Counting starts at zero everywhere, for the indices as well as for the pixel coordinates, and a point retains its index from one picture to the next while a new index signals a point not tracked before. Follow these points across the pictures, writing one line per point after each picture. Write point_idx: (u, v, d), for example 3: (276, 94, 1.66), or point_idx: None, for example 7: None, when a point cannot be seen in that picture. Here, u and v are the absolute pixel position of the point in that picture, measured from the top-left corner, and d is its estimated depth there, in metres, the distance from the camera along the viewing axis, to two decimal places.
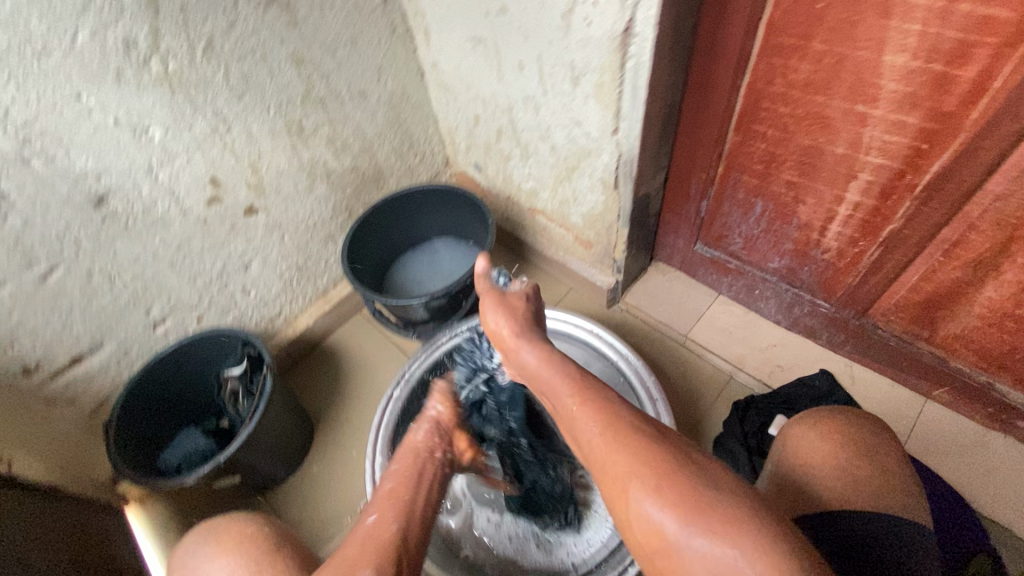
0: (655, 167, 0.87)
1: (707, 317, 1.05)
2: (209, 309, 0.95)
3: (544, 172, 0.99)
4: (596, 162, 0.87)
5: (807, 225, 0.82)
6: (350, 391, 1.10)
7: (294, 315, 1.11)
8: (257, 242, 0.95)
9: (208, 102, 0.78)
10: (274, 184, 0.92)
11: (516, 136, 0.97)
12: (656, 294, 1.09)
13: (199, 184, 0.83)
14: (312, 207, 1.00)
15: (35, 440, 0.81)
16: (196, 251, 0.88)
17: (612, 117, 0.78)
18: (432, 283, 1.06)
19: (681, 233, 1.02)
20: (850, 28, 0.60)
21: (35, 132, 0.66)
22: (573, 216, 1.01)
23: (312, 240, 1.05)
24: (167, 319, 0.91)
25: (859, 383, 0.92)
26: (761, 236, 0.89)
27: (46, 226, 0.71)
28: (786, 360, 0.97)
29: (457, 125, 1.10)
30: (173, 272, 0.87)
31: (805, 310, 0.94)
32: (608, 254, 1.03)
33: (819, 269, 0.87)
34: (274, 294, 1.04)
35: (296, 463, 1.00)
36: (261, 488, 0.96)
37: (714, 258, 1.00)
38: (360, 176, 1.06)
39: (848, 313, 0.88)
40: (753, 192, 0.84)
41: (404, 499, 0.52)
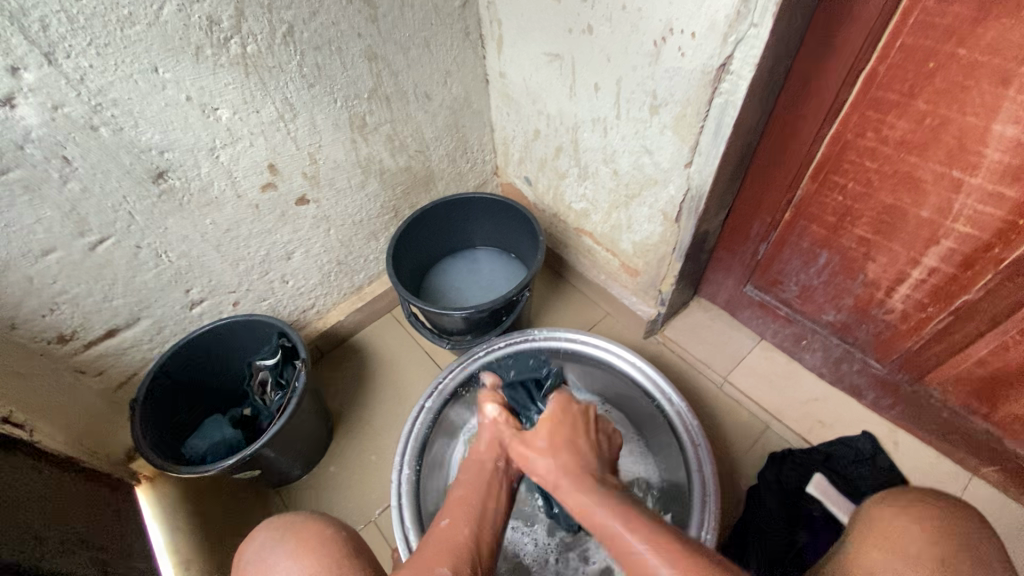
0: (720, 204, 0.85)
1: (747, 360, 1.02)
2: (246, 295, 0.94)
3: (600, 195, 0.97)
4: (660, 193, 0.85)
5: (872, 283, 0.80)
6: (374, 392, 1.08)
7: (327, 309, 1.09)
8: (304, 232, 0.94)
9: (279, 88, 0.76)
10: (329, 176, 0.91)
11: (577, 155, 0.95)
12: (696, 331, 1.07)
13: (257, 169, 0.81)
14: (361, 203, 0.99)
15: (60, 409, 0.80)
16: (244, 235, 0.87)
17: (687, 151, 0.76)
18: (472, 293, 1.04)
19: (731, 273, 1.00)
20: (961, 91, 0.58)
21: (108, 101, 0.64)
22: (624, 243, 0.99)
23: (356, 236, 1.03)
24: (205, 300, 0.89)
25: (902, 449, 0.89)
26: (819, 287, 0.87)
27: (103, 195, 0.70)
28: (826, 415, 0.94)
29: (514, 136, 1.08)
30: (218, 254, 0.86)
31: (853, 367, 0.91)
32: (655, 285, 1.00)
33: (877, 328, 0.84)
34: (311, 285, 1.03)
35: (313, 461, 0.97)
36: (277, 482, 0.94)
37: (763, 302, 0.97)
38: (412, 177, 1.04)
39: (901, 377, 0.86)
40: (819, 242, 0.82)
41: (452, 529, 0.50)
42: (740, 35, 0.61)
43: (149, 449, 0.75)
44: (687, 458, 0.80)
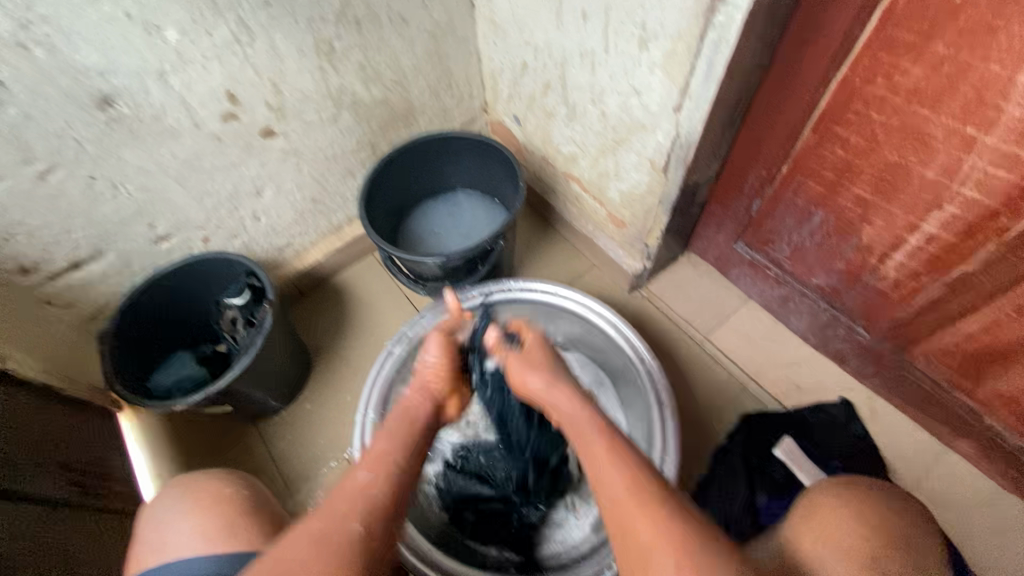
0: (712, 154, 0.78)
1: (732, 320, 0.99)
2: (216, 231, 0.91)
3: (587, 139, 0.90)
4: (647, 139, 0.78)
5: (867, 247, 0.74)
6: (353, 332, 1.08)
7: (305, 249, 1.07)
8: (273, 168, 0.90)
9: (231, 6, 0.70)
10: (296, 108, 0.85)
11: (565, 93, 0.88)
12: (683, 287, 1.03)
13: (215, 98, 0.76)
14: (334, 138, 0.93)
15: (32, 337, 0.80)
16: (207, 168, 0.83)
17: (677, 93, 0.69)
18: (451, 238, 1.01)
19: (722, 228, 0.94)
20: (987, 32, 0.50)
21: (36, 16, 0.59)
22: (611, 192, 0.93)
23: (331, 173, 0.98)
24: (172, 236, 0.87)
25: (878, 418, 0.87)
26: (812, 248, 0.82)
27: (46, 121, 0.66)
28: (805, 380, 0.92)
29: (501, 70, 1.00)
30: (181, 188, 0.83)
31: (839, 334, 0.88)
32: (640, 239, 0.95)
33: (867, 295, 0.79)
34: (286, 223, 1.00)
35: (290, 397, 0.99)
36: (253, 416, 0.96)
37: (753, 261, 0.93)
38: (390, 111, 0.98)
39: (886, 347, 0.82)
40: (816, 200, 0.76)
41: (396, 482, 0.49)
42: None
43: (117, 381, 0.77)
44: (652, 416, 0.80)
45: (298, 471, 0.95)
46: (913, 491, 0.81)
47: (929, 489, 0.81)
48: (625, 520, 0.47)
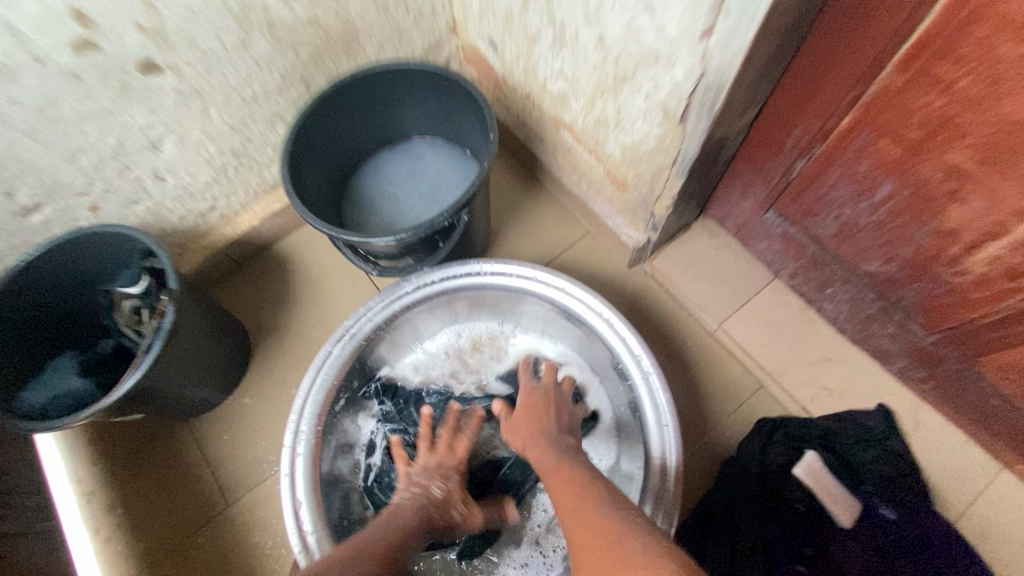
0: (748, 100, 0.57)
1: (753, 305, 0.82)
2: (106, 197, 0.72)
3: (580, 75, 0.67)
4: (660, 78, 0.57)
5: (950, 232, 0.55)
6: (300, 312, 0.91)
7: (234, 212, 0.87)
8: (167, 113, 0.69)
9: None
10: (185, 31, 0.63)
11: (550, 9, 0.64)
12: (696, 261, 0.84)
13: (54, 18, 0.54)
14: (248, 72, 0.71)
15: None
16: (70, 118, 0.62)
17: (706, 13, 0.47)
18: (410, 201, 0.81)
19: (751, 192, 0.74)
20: None
21: None
22: (609, 145, 0.72)
23: (253, 119, 0.77)
24: (44, 206, 0.68)
25: (923, 431, 0.72)
26: (870, 227, 0.62)
27: None
28: (838, 381, 0.76)
29: None
30: (39, 144, 0.62)
31: (887, 330, 0.71)
32: (645, 206, 0.76)
33: (935, 290, 0.61)
34: (203, 184, 0.80)
35: (223, 393, 0.84)
36: (183, 416, 0.81)
37: (786, 235, 0.74)
38: (323, 34, 0.74)
39: (949, 353, 0.65)
40: (885, 167, 0.56)
41: None
42: None
43: None
44: (650, 440, 0.65)
45: (239, 478, 0.82)
46: (956, 520, 0.68)
47: (977, 518, 0.68)
48: None
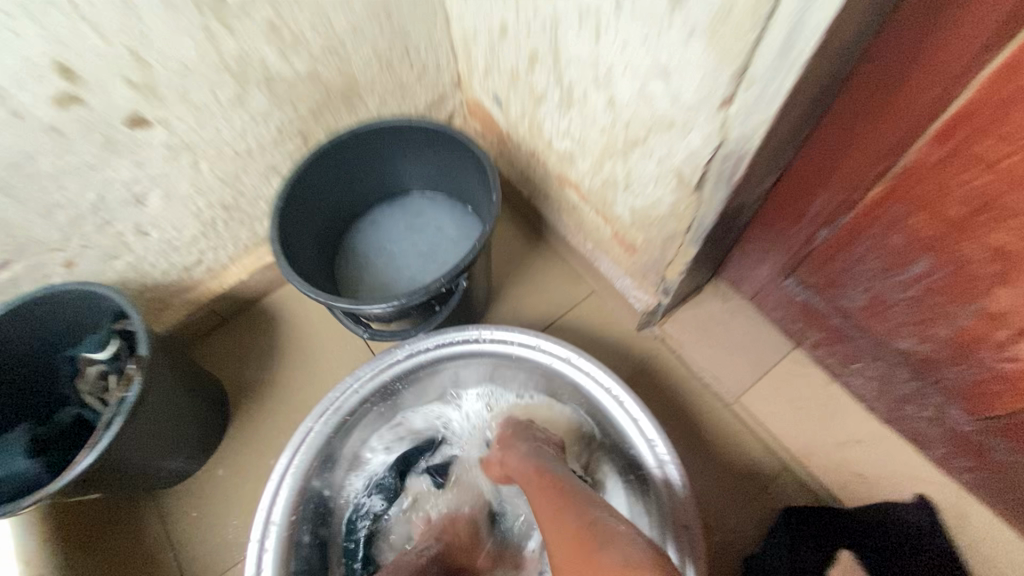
0: (769, 168, 0.53)
1: (772, 377, 0.75)
2: (83, 253, 0.68)
3: (588, 135, 0.64)
4: (674, 143, 0.53)
5: (997, 315, 0.50)
6: (285, 372, 0.85)
7: (222, 266, 0.83)
8: (155, 167, 0.65)
9: None
10: (176, 85, 0.60)
11: (558, 69, 0.62)
12: (710, 327, 0.79)
13: (36, 72, 0.52)
14: (242, 126, 0.68)
15: None
16: (48, 171, 0.59)
17: (727, 80, 0.43)
18: (407, 259, 0.77)
19: (769, 258, 0.70)
20: None
21: None
22: (618, 207, 0.68)
23: (246, 172, 0.74)
24: (14, 262, 0.63)
25: (969, 528, 0.65)
26: (903, 303, 0.57)
27: None
28: (870, 467, 0.69)
29: (476, 32, 0.74)
30: (12, 199, 0.58)
31: (922, 412, 0.64)
32: (657, 270, 0.71)
33: (979, 374, 0.56)
34: (189, 238, 0.76)
35: (197, 463, 0.77)
36: (147, 489, 0.74)
37: (808, 305, 0.69)
38: (323, 89, 0.72)
39: (997, 444, 0.59)
40: (921, 242, 0.51)
41: None
42: None
43: None
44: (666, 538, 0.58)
45: (207, 561, 0.74)
46: None
47: None
48: None
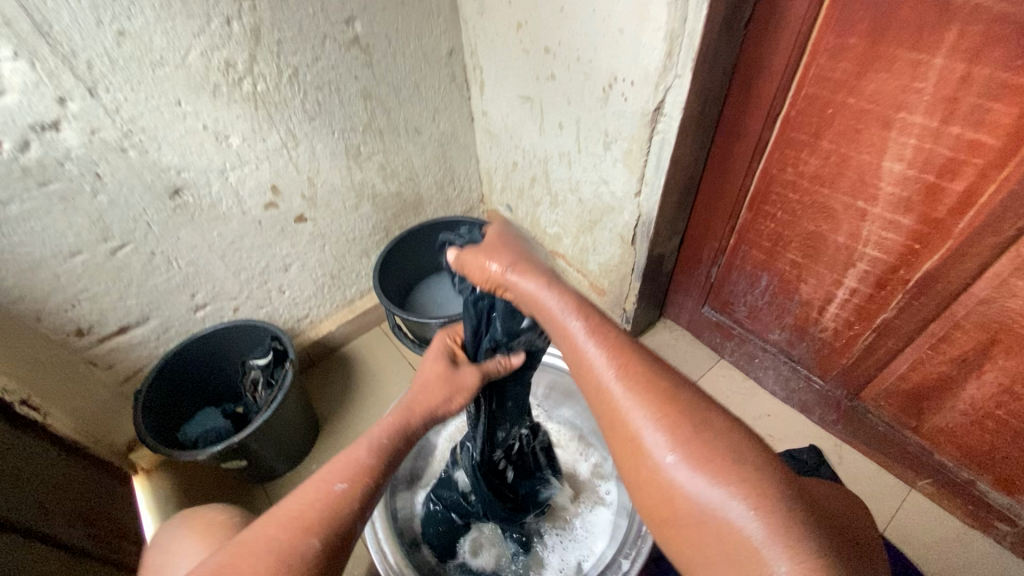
0: (671, 230, 0.94)
1: (707, 378, 1.09)
2: (245, 302, 1.04)
3: (569, 221, 1.06)
4: (616, 219, 0.95)
5: (807, 302, 0.87)
6: (359, 396, 1.17)
7: (320, 319, 1.19)
8: (300, 247, 1.05)
9: (283, 120, 0.89)
10: (325, 198, 1.02)
11: (548, 185, 1.06)
12: (663, 349, 1.14)
13: (261, 190, 0.93)
14: (354, 223, 1.10)
15: (68, 397, 0.88)
16: (246, 247, 0.97)
17: (636, 182, 0.86)
18: (453, 307, 1.15)
19: (690, 294, 1.08)
20: (856, 133, 0.67)
21: (137, 128, 0.76)
22: (591, 264, 1.08)
23: (349, 253, 1.14)
24: (208, 305, 0.99)
25: (846, 463, 0.95)
26: (765, 307, 0.95)
27: (126, 208, 0.81)
28: (777, 430, 1.00)
29: (496, 168, 1.20)
30: (222, 263, 0.96)
31: (800, 384, 0.98)
32: (619, 304, 1.09)
33: (815, 346, 0.91)
34: (305, 296, 1.13)
35: (296, 460, 1.05)
36: (263, 477, 1.01)
37: (719, 322, 1.05)
38: (402, 201, 1.16)
39: (841, 393, 0.92)
40: (760, 266, 0.91)
41: None
42: (668, 84, 0.72)
43: (146, 432, 0.84)
44: None
45: None
46: (885, 531, 0.87)
47: (899, 530, 0.87)
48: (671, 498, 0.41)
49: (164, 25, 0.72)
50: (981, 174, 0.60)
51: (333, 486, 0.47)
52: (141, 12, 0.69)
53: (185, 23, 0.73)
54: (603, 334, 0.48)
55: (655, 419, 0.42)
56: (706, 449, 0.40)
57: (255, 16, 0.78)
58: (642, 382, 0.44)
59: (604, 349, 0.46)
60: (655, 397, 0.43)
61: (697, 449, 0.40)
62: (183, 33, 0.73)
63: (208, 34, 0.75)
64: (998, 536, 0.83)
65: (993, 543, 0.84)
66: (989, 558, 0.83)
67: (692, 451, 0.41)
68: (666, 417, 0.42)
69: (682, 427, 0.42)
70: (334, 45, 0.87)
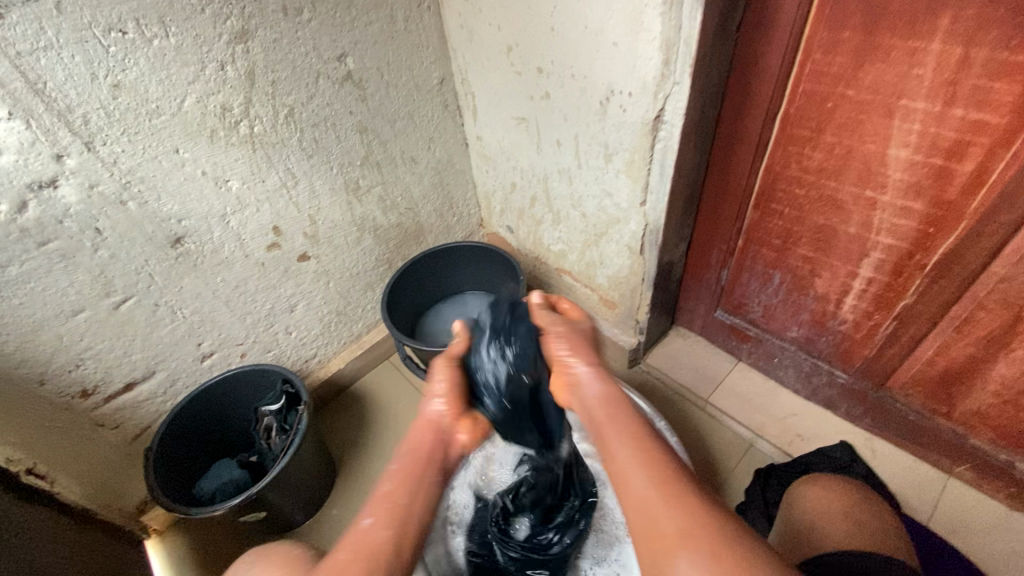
0: (679, 236, 0.94)
1: (727, 382, 1.08)
2: (252, 347, 1.02)
3: (573, 237, 1.06)
4: (623, 230, 0.94)
5: (823, 296, 0.87)
6: (375, 434, 1.13)
7: (328, 358, 1.17)
8: (305, 286, 1.03)
9: (281, 160, 0.88)
10: (327, 235, 1.01)
11: (549, 203, 1.06)
12: (678, 357, 1.13)
13: (263, 232, 0.92)
14: (357, 257, 1.09)
15: (75, 462, 0.85)
16: (251, 290, 0.96)
17: (640, 191, 0.86)
18: None
19: (701, 299, 1.08)
20: (858, 123, 0.68)
21: (136, 179, 0.75)
22: (599, 278, 1.08)
23: (353, 288, 1.12)
24: (215, 353, 0.96)
25: (880, 457, 0.93)
26: (780, 305, 0.94)
27: (128, 261, 0.79)
28: (805, 429, 0.99)
29: (494, 190, 1.20)
30: (227, 309, 0.94)
31: (823, 380, 0.97)
32: (631, 315, 1.08)
33: (836, 339, 0.91)
34: (313, 336, 1.11)
35: (315, 507, 1.01)
36: (282, 528, 0.98)
37: (734, 325, 1.04)
38: (403, 232, 1.15)
39: (867, 385, 0.91)
40: (771, 264, 0.91)
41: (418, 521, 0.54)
42: (667, 91, 0.72)
43: (159, 491, 0.81)
44: None
45: None
46: (930, 523, 0.85)
47: (944, 519, 0.85)
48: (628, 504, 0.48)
49: (159, 74, 0.71)
50: (989, 153, 0.61)
51: (362, 523, 0.52)
52: (135, 64, 0.69)
53: (179, 72, 0.73)
54: (627, 419, 0.53)
55: (680, 513, 0.44)
56: (728, 555, 0.40)
57: (249, 59, 0.78)
58: (671, 478, 0.46)
59: (626, 433, 0.52)
60: (687, 496, 0.45)
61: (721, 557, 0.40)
62: (178, 81, 0.73)
63: (203, 80, 0.75)
64: None
65: None
66: None
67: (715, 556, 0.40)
68: (695, 517, 0.43)
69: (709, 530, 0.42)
70: (328, 82, 0.88)
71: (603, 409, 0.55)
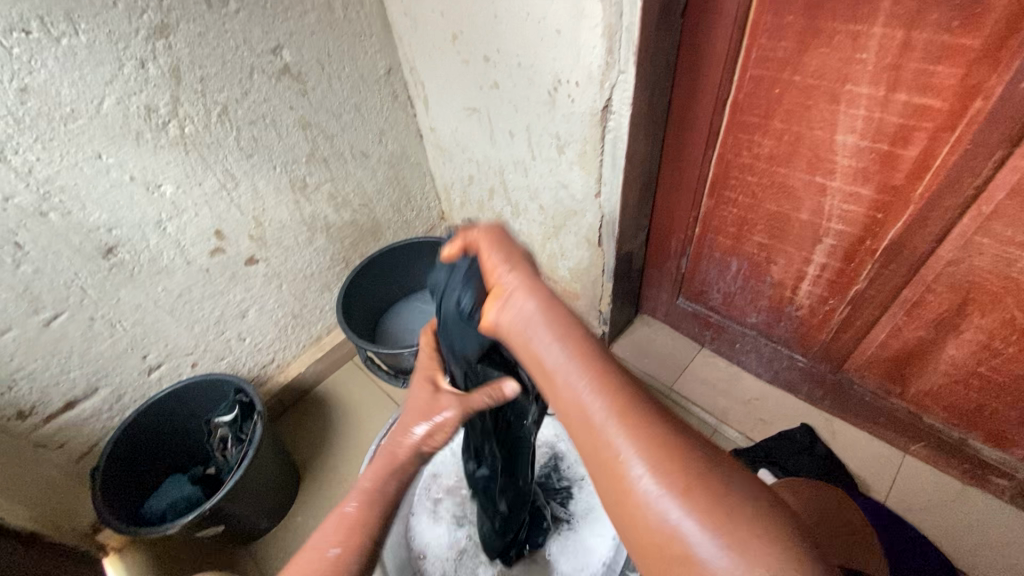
0: (636, 227, 0.93)
1: (691, 369, 1.08)
2: (204, 355, 0.98)
3: (533, 229, 1.04)
4: (580, 222, 0.92)
5: (779, 283, 0.87)
6: (339, 436, 1.11)
7: (287, 362, 1.14)
8: (256, 290, 1.00)
9: (218, 161, 0.84)
10: (276, 237, 0.98)
11: (507, 195, 1.03)
12: (642, 345, 1.13)
13: (204, 236, 0.88)
14: (310, 258, 1.06)
15: (20, 485, 0.81)
16: (196, 298, 0.92)
17: (594, 182, 0.84)
18: None
19: (663, 288, 1.07)
20: (805, 110, 0.67)
21: (56, 188, 0.70)
22: (561, 270, 1.06)
23: (309, 289, 1.09)
24: (162, 364, 0.93)
25: (839, 437, 0.94)
26: (739, 292, 0.94)
27: (55, 275, 0.74)
28: (767, 413, 0.99)
29: (452, 183, 1.17)
30: (172, 319, 0.90)
31: (784, 364, 0.98)
32: (594, 306, 1.07)
33: (793, 324, 0.91)
34: (269, 340, 1.08)
35: (280, 515, 0.99)
36: (244, 541, 0.95)
37: (695, 312, 1.04)
38: (359, 229, 1.12)
39: (825, 368, 0.92)
40: (728, 252, 0.90)
41: None
42: (613, 81, 0.70)
43: (106, 513, 0.77)
44: None
45: None
46: (887, 502, 0.86)
47: (898, 495, 0.87)
48: (603, 430, 0.36)
49: (72, 75, 0.66)
50: (932, 138, 0.60)
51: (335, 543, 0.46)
52: (43, 65, 0.64)
53: (93, 72, 0.67)
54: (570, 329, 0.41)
55: (647, 445, 0.35)
56: (664, 454, 0.34)
57: (173, 56, 0.73)
58: (603, 377, 0.38)
59: (611, 408, 0.37)
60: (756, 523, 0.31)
61: (668, 467, 0.34)
62: (93, 82, 0.68)
63: (122, 79, 0.70)
64: (994, 490, 0.84)
65: (991, 496, 0.85)
66: (989, 513, 0.83)
67: (620, 409, 0.37)
68: (625, 403, 0.37)
69: (632, 406, 0.37)
70: (263, 76, 0.83)
71: (555, 348, 0.41)
